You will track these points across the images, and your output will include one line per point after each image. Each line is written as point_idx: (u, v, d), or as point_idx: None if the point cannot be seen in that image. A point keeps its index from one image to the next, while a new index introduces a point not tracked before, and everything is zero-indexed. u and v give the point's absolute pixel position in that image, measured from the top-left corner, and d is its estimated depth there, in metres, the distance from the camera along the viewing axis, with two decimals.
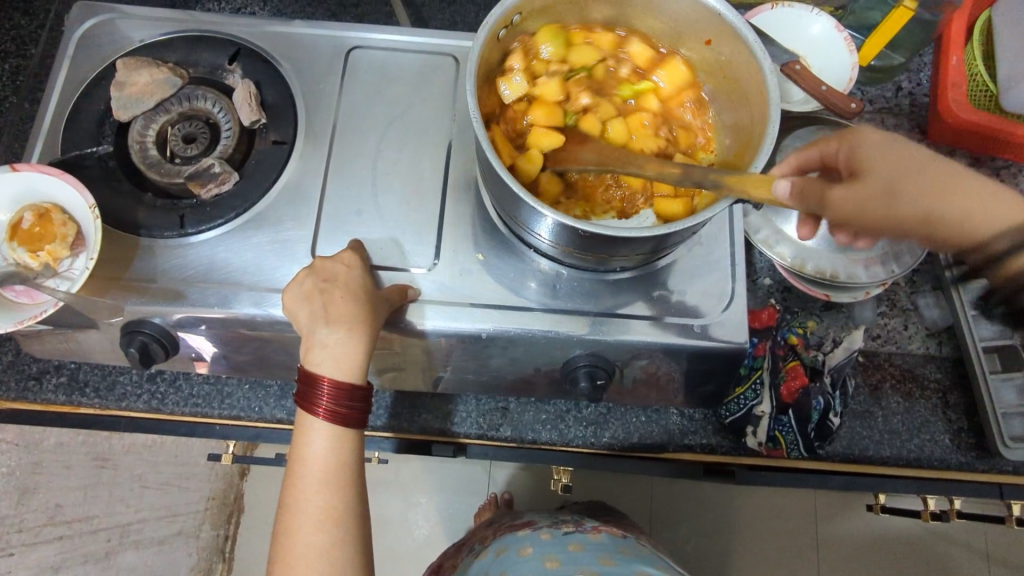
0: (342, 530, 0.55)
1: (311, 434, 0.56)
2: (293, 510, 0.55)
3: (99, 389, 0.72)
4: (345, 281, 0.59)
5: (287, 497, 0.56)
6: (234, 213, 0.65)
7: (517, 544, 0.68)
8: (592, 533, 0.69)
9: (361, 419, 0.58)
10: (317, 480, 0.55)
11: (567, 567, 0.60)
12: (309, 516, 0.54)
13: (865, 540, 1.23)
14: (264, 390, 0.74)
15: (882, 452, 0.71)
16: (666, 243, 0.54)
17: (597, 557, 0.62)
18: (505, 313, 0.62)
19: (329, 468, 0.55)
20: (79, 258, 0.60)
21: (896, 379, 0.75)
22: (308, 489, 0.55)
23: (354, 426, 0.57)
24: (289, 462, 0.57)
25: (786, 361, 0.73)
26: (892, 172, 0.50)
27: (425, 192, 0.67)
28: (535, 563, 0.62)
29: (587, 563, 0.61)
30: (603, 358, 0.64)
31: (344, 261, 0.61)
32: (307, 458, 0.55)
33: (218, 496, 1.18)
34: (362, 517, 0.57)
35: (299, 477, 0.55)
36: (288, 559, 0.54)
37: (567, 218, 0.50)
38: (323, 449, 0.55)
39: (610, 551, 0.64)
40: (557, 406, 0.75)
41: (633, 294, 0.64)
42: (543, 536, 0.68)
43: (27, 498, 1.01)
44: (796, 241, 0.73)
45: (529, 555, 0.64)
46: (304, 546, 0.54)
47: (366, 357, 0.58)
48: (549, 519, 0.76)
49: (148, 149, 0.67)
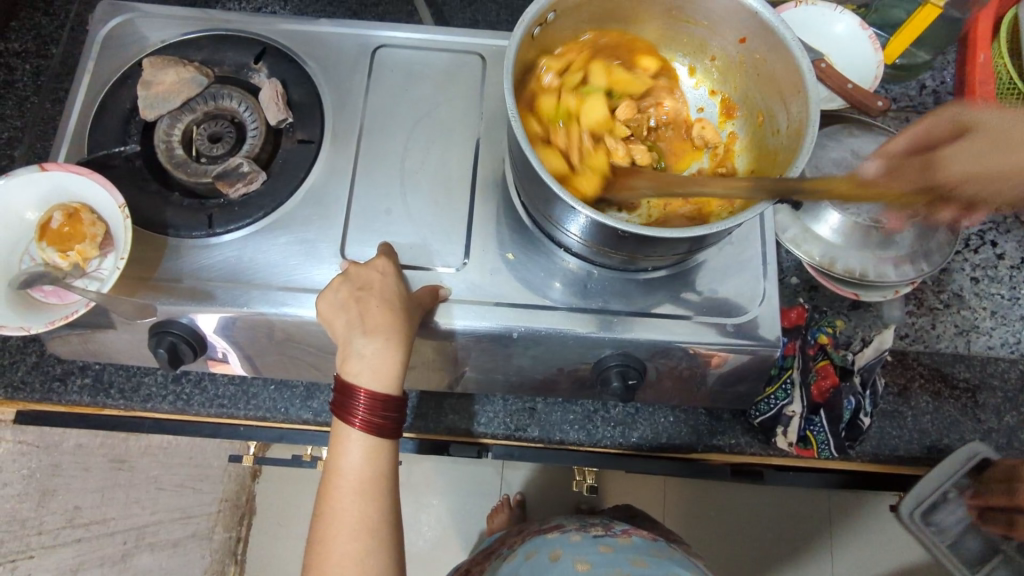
0: (376, 541, 0.55)
1: (346, 444, 0.55)
2: (328, 521, 0.55)
3: (123, 389, 0.71)
4: (381, 288, 0.58)
5: (321, 505, 0.56)
6: (261, 213, 0.64)
7: (547, 547, 0.67)
8: (622, 537, 0.69)
9: (397, 429, 0.57)
10: (352, 490, 0.55)
11: (598, 569, 0.61)
12: (343, 526, 0.54)
13: (884, 547, 1.21)
14: (289, 391, 0.73)
15: (912, 451, 0.71)
16: (699, 242, 0.53)
17: (629, 560, 0.63)
18: (535, 312, 0.62)
19: (364, 478, 0.55)
20: (108, 259, 0.60)
21: (924, 379, 0.74)
22: (344, 497, 0.55)
23: (390, 436, 0.57)
24: (324, 469, 0.56)
25: (816, 360, 0.71)
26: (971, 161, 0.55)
27: (453, 190, 0.67)
28: (565, 567, 0.62)
29: (620, 564, 0.62)
30: (634, 357, 0.63)
31: (379, 268, 0.60)
32: (342, 468, 0.55)
33: (230, 499, 1.20)
34: (396, 527, 0.57)
35: (334, 484, 0.55)
36: (321, 567, 0.54)
37: (607, 217, 0.49)
38: (358, 460, 0.55)
39: (642, 551, 0.65)
40: (584, 406, 0.74)
41: (664, 293, 0.64)
42: (573, 538, 0.68)
43: (48, 499, 0.97)
44: (823, 240, 0.73)
45: (560, 558, 0.64)
46: (337, 556, 0.54)
47: (403, 366, 0.57)
48: (576, 521, 0.76)
49: (174, 149, 0.67)
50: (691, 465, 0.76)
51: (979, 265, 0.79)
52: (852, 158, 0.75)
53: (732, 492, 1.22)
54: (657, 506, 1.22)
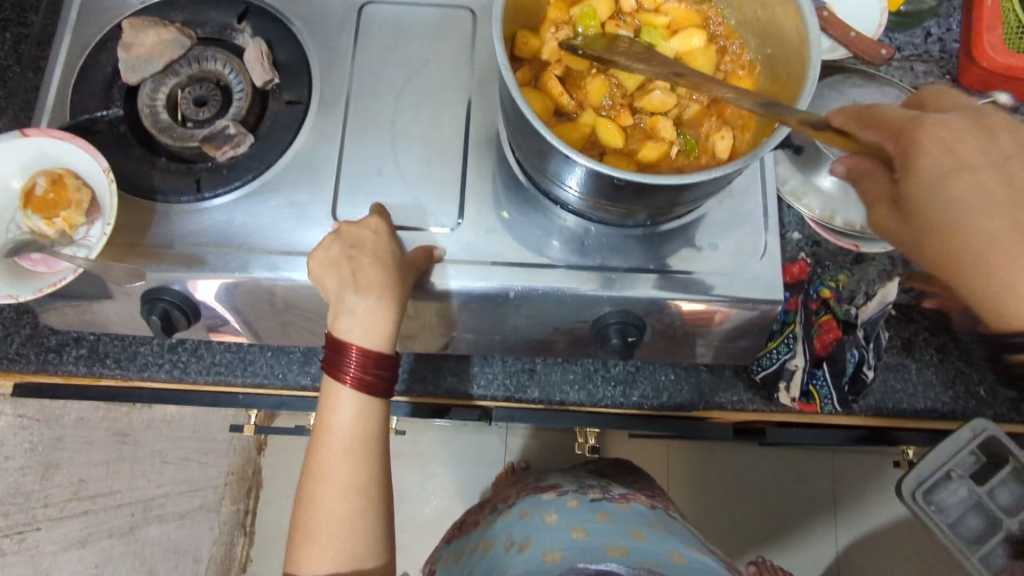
0: (364, 499, 0.55)
1: (336, 402, 0.55)
2: (317, 478, 0.55)
3: (120, 359, 0.71)
4: (373, 247, 0.58)
5: (310, 463, 0.56)
6: (250, 175, 0.63)
7: (542, 509, 0.68)
8: (620, 504, 0.70)
9: (388, 389, 0.58)
10: (342, 448, 0.55)
11: (596, 537, 0.60)
12: (332, 484, 0.55)
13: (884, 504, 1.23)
14: (287, 357, 0.72)
15: (915, 404, 0.71)
16: (697, 193, 0.52)
17: (625, 531, 0.62)
18: (531, 271, 0.61)
19: (354, 437, 0.55)
20: (95, 226, 0.59)
21: (929, 333, 0.73)
22: (333, 455, 0.55)
23: (381, 396, 0.57)
24: (314, 428, 0.56)
25: (819, 315, 0.70)
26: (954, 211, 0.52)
27: (446, 149, 0.65)
28: (561, 531, 0.61)
29: (617, 535, 0.61)
30: (633, 314, 0.62)
31: (371, 226, 0.59)
32: (333, 426, 0.55)
33: (236, 471, 1.22)
34: (384, 487, 0.57)
35: (323, 442, 0.55)
36: (308, 524, 0.55)
37: (603, 166, 0.48)
38: (347, 419, 0.55)
39: (641, 523, 0.65)
40: (584, 365, 0.74)
41: (663, 248, 0.63)
42: (570, 503, 0.68)
43: (52, 472, 0.97)
44: (824, 193, 0.72)
45: (555, 523, 0.64)
46: (325, 514, 0.54)
47: (395, 326, 0.57)
48: (575, 484, 0.76)
49: (159, 114, 0.65)
50: (692, 423, 0.76)
51: None
52: None
53: (734, 455, 1.24)
54: (659, 470, 1.24)
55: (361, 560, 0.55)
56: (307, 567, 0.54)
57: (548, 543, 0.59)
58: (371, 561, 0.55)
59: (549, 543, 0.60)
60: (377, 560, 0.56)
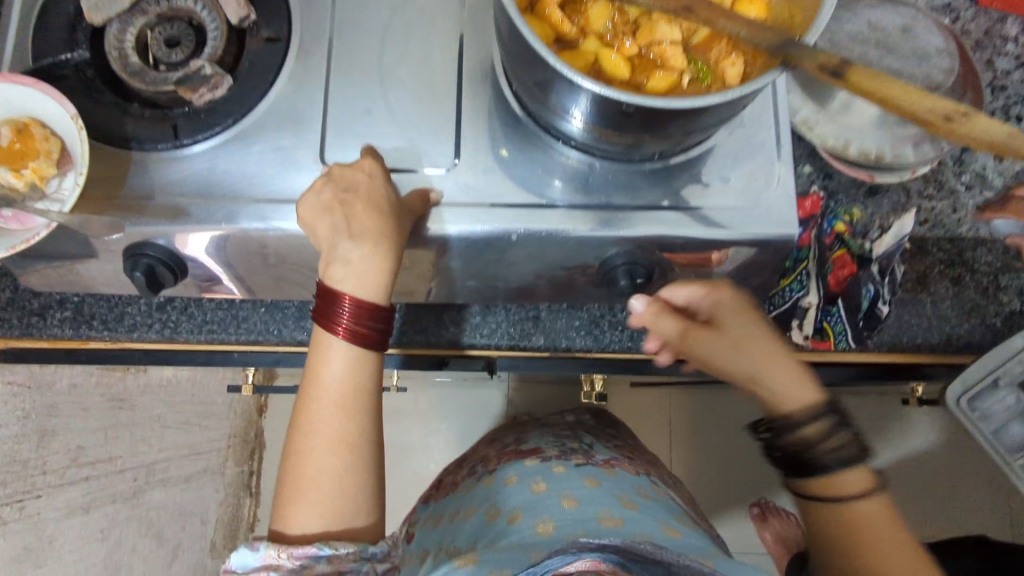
0: (355, 455, 0.53)
1: (328, 353, 0.53)
2: (305, 431, 0.53)
3: (107, 320, 0.68)
4: (368, 191, 0.54)
5: (300, 417, 0.54)
6: (231, 120, 0.59)
7: (529, 476, 0.76)
8: (605, 467, 0.80)
9: (382, 341, 0.55)
10: (332, 402, 0.53)
11: (586, 506, 0.67)
12: (323, 438, 0.53)
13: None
14: (281, 313, 0.70)
15: (930, 339, 0.69)
16: (712, 119, 0.49)
17: (617, 500, 0.69)
18: (534, 213, 0.58)
19: (347, 391, 0.53)
20: (68, 177, 0.55)
21: (944, 266, 0.71)
22: (324, 409, 0.53)
23: (375, 349, 0.54)
24: (304, 380, 0.54)
25: (833, 249, 0.67)
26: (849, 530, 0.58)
27: (439, 84, 0.61)
28: (551, 501, 0.69)
29: (607, 504, 0.68)
30: (642, 254, 0.60)
31: (365, 169, 0.55)
32: (324, 378, 0.53)
33: (239, 435, 1.43)
34: (376, 444, 0.55)
35: (314, 395, 0.53)
36: (297, 481, 0.53)
37: (611, 90, 0.44)
38: (340, 370, 0.53)
39: (629, 491, 0.73)
40: (590, 311, 0.71)
41: (672, 183, 0.60)
42: (556, 470, 0.76)
43: (49, 440, 0.86)
44: (838, 121, 0.68)
45: (545, 492, 0.71)
46: (315, 468, 0.53)
47: (391, 276, 0.55)
48: (555, 447, 0.86)
49: (128, 57, 0.59)
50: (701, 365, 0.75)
51: None
52: (870, 31, 0.68)
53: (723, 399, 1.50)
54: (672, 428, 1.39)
55: (349, 519, 0.54)
56: (294, 524, 0.53)
57: (539, 515, 0.67)
58: (361, 520, 0.54)
59: (541, 513, 0.67)
60: (366, 519, 0.55)
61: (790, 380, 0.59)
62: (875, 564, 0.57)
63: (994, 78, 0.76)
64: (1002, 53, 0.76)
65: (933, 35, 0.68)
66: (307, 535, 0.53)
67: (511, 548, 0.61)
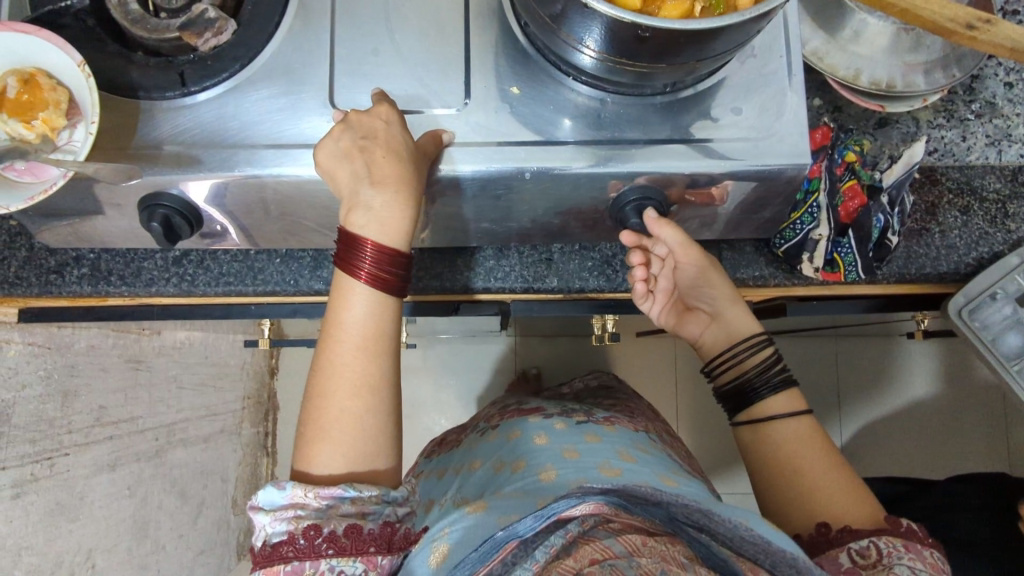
0: (376, 397, 0.54)
1: (350, 296, 0.54)
2: (326, 374, 0.54)
3: (124, 276, 0.69)
4: (386, 138, 0.54)
5: (321, 359, 0.54)
6: (238, 65, 0.58)
7: (530, 431, 0.76)
8: (606, 425, 0.80)
9: (401, 287, 0.56)
10: (353, 344, 0.54)
11: (587, 458, 0.69)
12: (344, 381, 0.53)
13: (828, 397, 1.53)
14: (297, 262, 0.70)
15: (938, 268, 0.70)
16: (723, 45, 0.49)
17: (616, 451, 0.71)
18: (549, 150, 0.58)
19: (366, 334, 0.54)
20: (78, 129, 0.55)
21: (953, 195, 0.71)
22: (345, 351, 0.53)
23: (396, 293, 0.55)
24: (325, 325, 0.55)
25: (843, 180, 0.66)
26: (791, 458, 0.69)
27: (446, 22, 0.60)
28: (554, 452, 0.70)
29: (611, 457, 0.69)
30: (654, 188, 0.60)
31: (382, 115, 0.55)
32: (344, 322, 0.54)
33: (252, 396, 1.47)
34: (394, 388, 0.56)
35: (335, 337, 0.54)
36: (320, 421, 0.53)
37: (627, 13, 0.44)
38: (361, 313, 0.54)
39: (628, 444, 0.74)
40: (602, 252, 0.72)
41: (683, 116, 0.59)
42: (558, 426, 0.77)
43: (72, 400, 0.88)
44: (850, 50, 0.67)
45: (545, 444, 0.72)
46: (337, 411, 0.53)
47: (411, 223, 0.55)
48: (557, 407, 0.86)
49: (127, 4, 0.57)
50: None
51: (1013, 68, 0.73)
52: None
53: None
54: None
55: (371, 461, 0.54)
56: (316, 464, 0.53)
57: (542, 463, 0.68)
58: (382, 461, 0.55)
59: (544, 461, 0.68)
60: (387, 461, 0.55)
61: (744, 322, 0.71)
62: (806, 485, 0.67)
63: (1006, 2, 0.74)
64: None
65: None
66: (330, 476, 0.53)
67: (521, 495, 0.62)
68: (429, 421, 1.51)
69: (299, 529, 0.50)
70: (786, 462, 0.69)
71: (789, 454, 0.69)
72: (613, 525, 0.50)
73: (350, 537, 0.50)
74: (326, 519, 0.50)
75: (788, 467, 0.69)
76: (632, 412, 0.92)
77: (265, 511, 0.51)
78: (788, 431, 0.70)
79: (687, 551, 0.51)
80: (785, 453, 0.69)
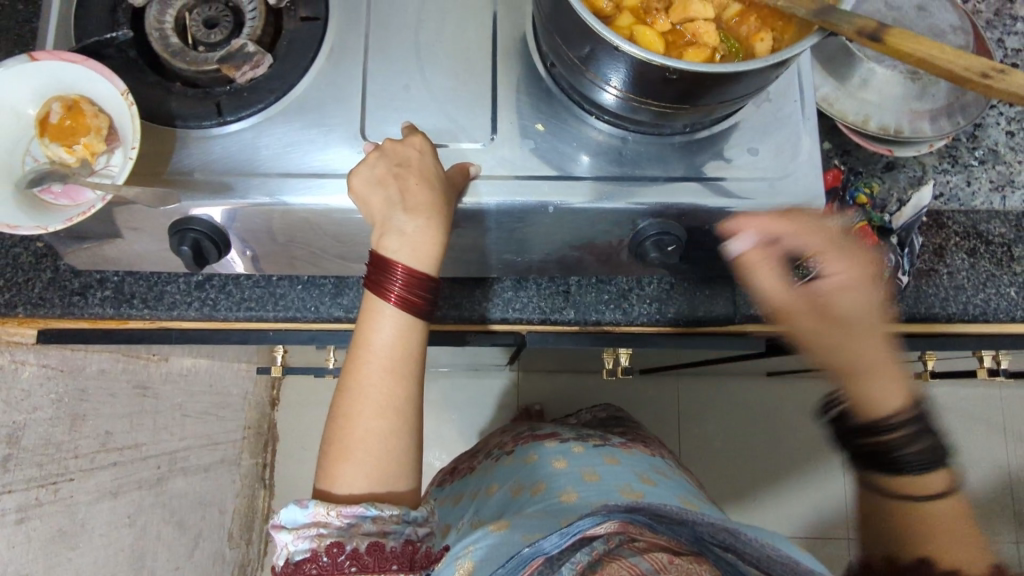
0: (401, 419, 0.54)
1: (379, 319, 0.55)
2: (353, 395, 0.54)
3: (147, 299, 0.70)
4: (419, 165, 0.56)
5: (347, 379, 0.55)
6: (272, 97, 0.60)
7: (548, 454, 0.76)
8: (623, 448, 0.80)
9: (428, 311, 0.57)
10: (382, 365, 0.54)
11: (608, 480, 0.69)
12: (370, 402, 0.54)
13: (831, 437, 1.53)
14: (318, 289, 0.72)
15: (948, 309, 0.71)
16: (744, 88, 0.51)
17: (637, 475, 0.71)
18: (570, 185, 0.59)
19: (395, 356, 0.54)
20: (116, 154, 0.56)
21: (960, 238, 0.73)
22: (373, 372, 0.54)
23: (422, 317, 0.56)
24: (354, 345, 0.56)
25: (855, 222, 0.69)
26: (915, 530, 0.56)
27: (474, 60, 0.63)
28: (573, 476, 0.70)
29: (633, 480, 0.69)
30: (673, 225, 0.61)
31: (416, 145, 0.57)
32: (374, 342, 0.54)
33: (253, 426, 1.46)
34: (419, 410, 0.56)
35: (363, 359, 0.54)
36: (345, 441, 0.53)
37: (655, 55, 0.46)
38: (390, 336, 0.54)
39: (647, 468, 0.75)
40: (618, 285, 0.74)
41: (701, 156, 0.61)
42: (577, 449, 0.77)
43: (81, 424, 0.88)
44: (859, 96, 0.70)
45: (565, 468, 0.72)
46: (362, 431, 0.53)
47: (442, 248, 0.57)
48: (573, 433, 0.86)
49: (168, 37, 0.60)
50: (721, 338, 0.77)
51: (1015, 117, 0.76)
52: (888, 10, 0.71)
53: (747, 396, 1.53)
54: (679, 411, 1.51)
55: (395, 482, 0.54)
56: (339, 484, 0.53)
57: (564, 488, 0.68)
58: (404, 484, 0.55)
59: (567, 483, 0.68)
60: (409, 483, 0.55)
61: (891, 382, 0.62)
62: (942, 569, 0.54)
63: (1005, 57, 0.78)
64: (1011, 32, 0.79)
65: (947, 13, 0.70)
66: (353, 495, 0.53)
67: (542, 516, 0.62)
68: (430, 457, 1.50)
69: (322, 546, 0.50)
70: (921, 538, 0.56)
71: (927, 529, 0.56)
72: (638, 544, 0.49)
73: (372, 555, 0.50)
74: (349, 537, 0.51)
75: (916, 539, 0.56)
76: (644, 439, 0.93)
77: (289, 529, 0.51)
78: (925, 505, 0.56)
79: (713, 567, 0.50)
80: (916, 526, 0.57)
